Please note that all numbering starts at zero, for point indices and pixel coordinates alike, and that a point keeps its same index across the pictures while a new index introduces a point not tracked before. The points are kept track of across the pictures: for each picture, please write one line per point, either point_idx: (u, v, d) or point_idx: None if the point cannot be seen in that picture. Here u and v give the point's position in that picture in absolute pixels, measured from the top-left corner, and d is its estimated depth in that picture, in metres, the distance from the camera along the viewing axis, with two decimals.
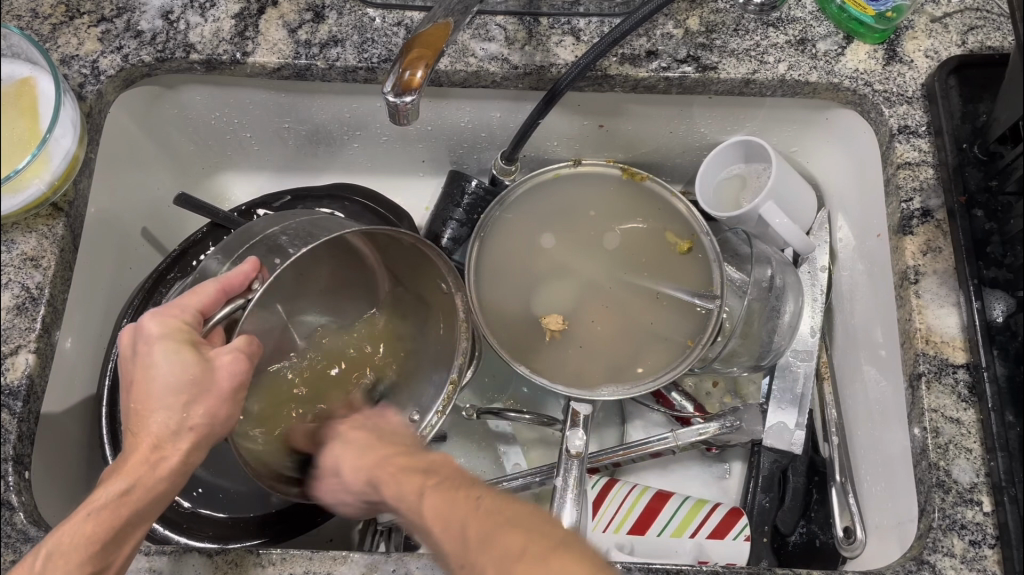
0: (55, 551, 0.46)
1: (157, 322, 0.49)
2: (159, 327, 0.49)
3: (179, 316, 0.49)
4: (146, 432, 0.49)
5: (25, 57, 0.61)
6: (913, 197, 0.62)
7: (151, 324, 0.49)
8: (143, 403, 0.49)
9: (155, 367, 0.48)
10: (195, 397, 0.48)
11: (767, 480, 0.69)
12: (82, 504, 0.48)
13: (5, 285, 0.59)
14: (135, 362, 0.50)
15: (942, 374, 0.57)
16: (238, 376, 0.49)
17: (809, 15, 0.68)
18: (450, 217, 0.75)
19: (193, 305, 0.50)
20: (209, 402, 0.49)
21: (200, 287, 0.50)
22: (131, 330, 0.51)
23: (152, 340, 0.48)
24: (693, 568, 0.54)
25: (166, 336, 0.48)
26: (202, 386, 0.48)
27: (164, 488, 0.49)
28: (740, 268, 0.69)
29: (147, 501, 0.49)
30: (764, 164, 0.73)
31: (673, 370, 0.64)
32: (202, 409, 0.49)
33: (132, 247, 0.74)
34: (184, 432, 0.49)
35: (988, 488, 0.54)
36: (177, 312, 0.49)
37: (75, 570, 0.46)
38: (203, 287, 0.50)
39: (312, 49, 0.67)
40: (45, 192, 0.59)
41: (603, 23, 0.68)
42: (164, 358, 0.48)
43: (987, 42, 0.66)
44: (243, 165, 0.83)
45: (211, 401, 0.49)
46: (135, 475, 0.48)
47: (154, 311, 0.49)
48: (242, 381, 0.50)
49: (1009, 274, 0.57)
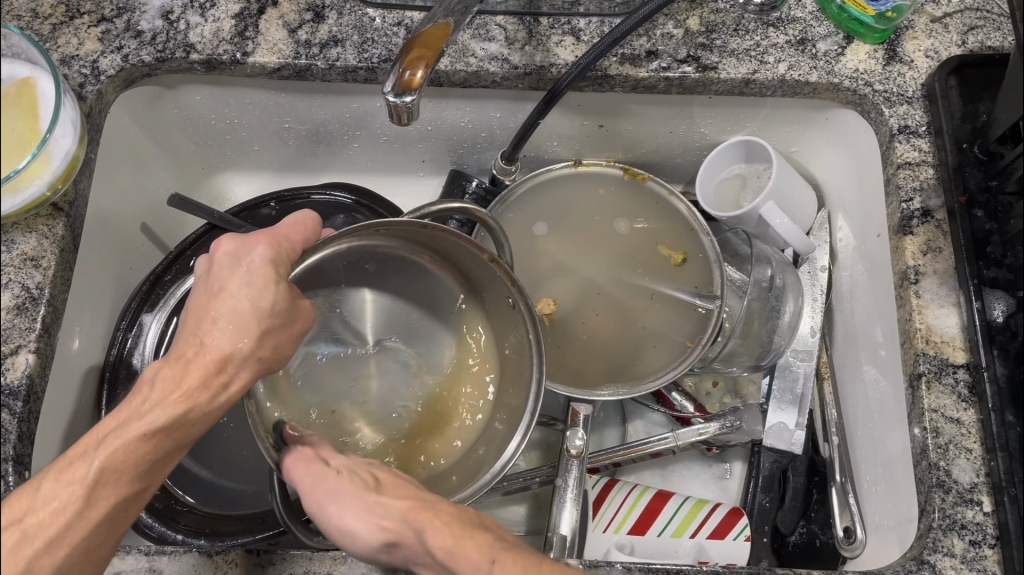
0: (106, 470, 0.43)
1: (258, 248, 0.47)
2: (264, 256, 0.47)
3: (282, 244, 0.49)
4: (200, 360, 0.45)
5: (25, 57, 0.61)
6: (913, 197, 0.62)
7: (248, 250, 0.47)
8: (208, 342, 0.46)
9: (237, 309, 0.46)
10: (255, 335, 0.46)
11: (767, 480, 0.69)
12: (121, 422, 0.44)
13: (5, 285, 0.58)
14: (235, 269, 0.47)
15: (942, 374, 0.57)
16: (292, 313, 0.48)
17: (809, 15, 0.68)
18: (450, 217, 0.75)
19: (291, 237, 0.49)
20: (266, 335, 0.47)
21: (300, 218, 0.51)
22: (232, 242, 0.48)
23: (247, 267, 0.47)
24: (693, 568, 0.53)
25: (271, 260, 0.47)
26: (267, 339, 0.47)
27: (214, 414, 0.47)
28: (740, 268, 0.69)
29: (193, 426, 0.46)
30: (765, 164, 0.73)
31: (674, 370, 0.64)
32: (271, 347, 0.48)
33: (133, 247, 0.74)
34: (245, 362, 0.46)
35: (988, 488, 0.54)
36: (274, 247, 0.48)
37: (124, 488, 0.44)
38: (300, 226, 0.50)
39: (312, 49, 0.67)
40: (45, 192, 0.59)
41: (603, 23, 0.68)
42: (243, 301, 0.46)
43: (987, 43, 0.66)
44: (243, 166, 0.83)
45: (272, 341, 0.48)
46: (189, 402, 0.45)
47: (264, 236, 0.48)
48: (292, 315, 0.48)
49: (1009, 274, 0.57)
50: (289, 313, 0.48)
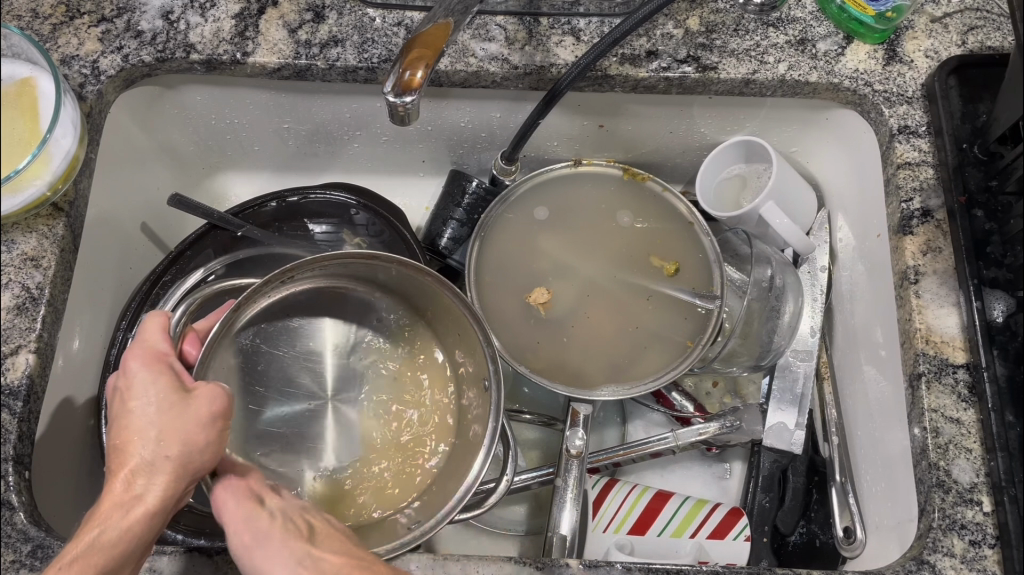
0: None
1: (137, 366, 0.49)
2: (141, 365, 0.49)
3: (149, 349, 0.50)
4: (126, 466, 0.47)
5: (25, 57, 0.61)
6: (913, 197, 0.62)
7: (138, 376, 0.49)
8: (130, 441, 0.47)
9: (143, 399, 0.48)
10: (162, 420, 0.48)
11: (767, 480, 0.69)
12: (84, 536, 0.45)
13: (5, 285, 0.59)
14: (130, 383, 0.49)
15: (942, 374, 0.57)
16: (217, 398, 0.49)
17: (809, 15, 0.68)
18: (450, 217, 0.75)
19: (158, 344, 0.51)
20: (183, 421, 0.48)
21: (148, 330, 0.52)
22: (134, 355, 0.50)
23: (142, 384, 0.49)
24: (693, 568, 0.53)
25: (144, 364, 0.49)
26: (176, 435, 0.47)
27: (157, 514, 0.47)
28: (740, 268, 0.69)
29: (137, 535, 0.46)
30: (765, 164, 0.73)
31: (675, 370, 0.64)
32: (175, 440, 0.47)
33: (133, 247, 0.74)
34: (160, 462, 0.47)
35: (988, 488, 0.54)
36: (138, 348, 0.50)
37: None
38: (147, 324, 0.52)
39: (312, 49, 0.67)
40: (45, 192, 0.59)
41: (603, 23, 0.68)
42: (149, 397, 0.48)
43: (987, 42, 0.66)
44: (243, 166, 0.83)
45: (180, 433, 0.47)
46: (113, 510, 0.46)
47: (135, 357, 0.50)
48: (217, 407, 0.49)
49: (1009, 274, 0.57)
50: (187, 397, 0.49)
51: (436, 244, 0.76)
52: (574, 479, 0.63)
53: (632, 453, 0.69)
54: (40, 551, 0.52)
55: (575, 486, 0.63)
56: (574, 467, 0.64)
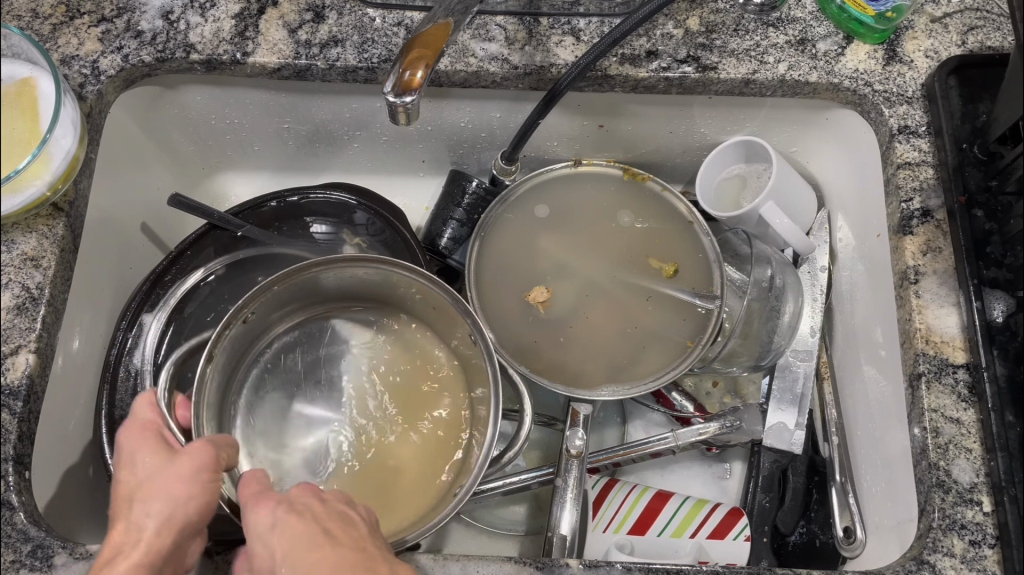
0: None
1: (131, 437, 0.52)
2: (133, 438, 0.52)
3: (141, 419, 0.53)
4: (120, 526, 0.48)
5: (25, 57, 0.61)
6: (913, 197, 0.62)
7: (133, 445, 0.51)
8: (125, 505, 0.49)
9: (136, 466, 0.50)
10: (154, 480, 0.49)
11: (767, 479, 0.69)
12: None
13: (5, 285, 0.59)
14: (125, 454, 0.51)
15: (942, 374, 0.57)
16: (205, 450, 0.50)
17: (809, 15, 0.68)
18: (450, 217, 0.75)
19: (149, 416, 0.53)
20: (173, 475, 0.49)
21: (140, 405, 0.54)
22: (128, 428, 0.52)
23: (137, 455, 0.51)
24: (693, 568, 0.53)
25: (137, 434, 0.52)
26: (166, 491, 0.48)
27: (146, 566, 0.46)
28: (740, 268, 0.69)
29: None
30: (765, 164, 0.73)
31: (675, 370, 0.64)
32: (166, 491, 0.48)
33: (133, 247, 0.74)
34: (150, 517, 0.48)
35: (988, 488, 0.54)
36: (130, 424, 0.53)
37: None
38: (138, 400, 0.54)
39: (312, 49, 0.67)
40: (45, 192, 0.59)
41: (603, 23, 0.68)
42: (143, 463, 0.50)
43: (987, 42, 0.66)
44: (243, 166, 0.83)
45: (170, 487, 0.48)
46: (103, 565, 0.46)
47: (129, 429, 0.52)
48: (205, 462, 0.50)
49: (1009, 274, 0.57)
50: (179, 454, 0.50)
51: (436, 244, 0.76)
52: (574, 479, 0.63)
53: (632, 453, 0.69)
54: (40, 551, 0.52)
55: (575, 486, 0.63)
56: (574, 468, 0.64)
